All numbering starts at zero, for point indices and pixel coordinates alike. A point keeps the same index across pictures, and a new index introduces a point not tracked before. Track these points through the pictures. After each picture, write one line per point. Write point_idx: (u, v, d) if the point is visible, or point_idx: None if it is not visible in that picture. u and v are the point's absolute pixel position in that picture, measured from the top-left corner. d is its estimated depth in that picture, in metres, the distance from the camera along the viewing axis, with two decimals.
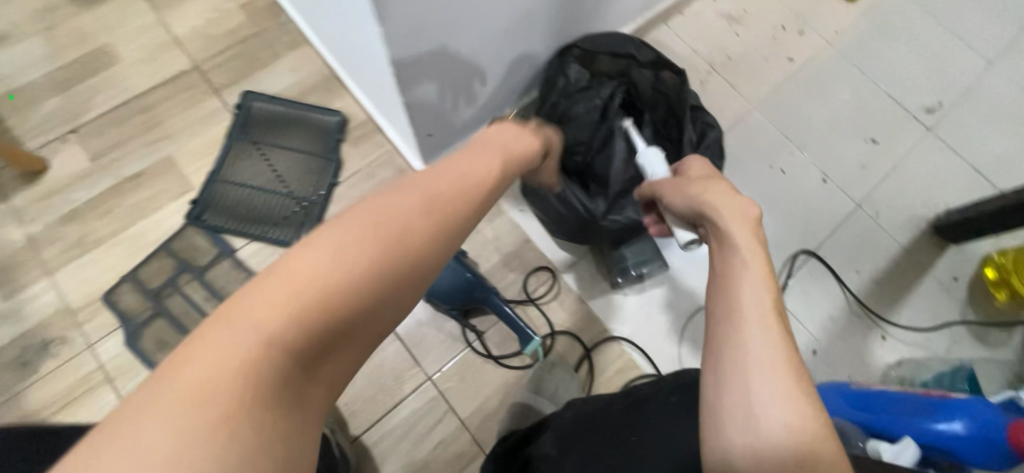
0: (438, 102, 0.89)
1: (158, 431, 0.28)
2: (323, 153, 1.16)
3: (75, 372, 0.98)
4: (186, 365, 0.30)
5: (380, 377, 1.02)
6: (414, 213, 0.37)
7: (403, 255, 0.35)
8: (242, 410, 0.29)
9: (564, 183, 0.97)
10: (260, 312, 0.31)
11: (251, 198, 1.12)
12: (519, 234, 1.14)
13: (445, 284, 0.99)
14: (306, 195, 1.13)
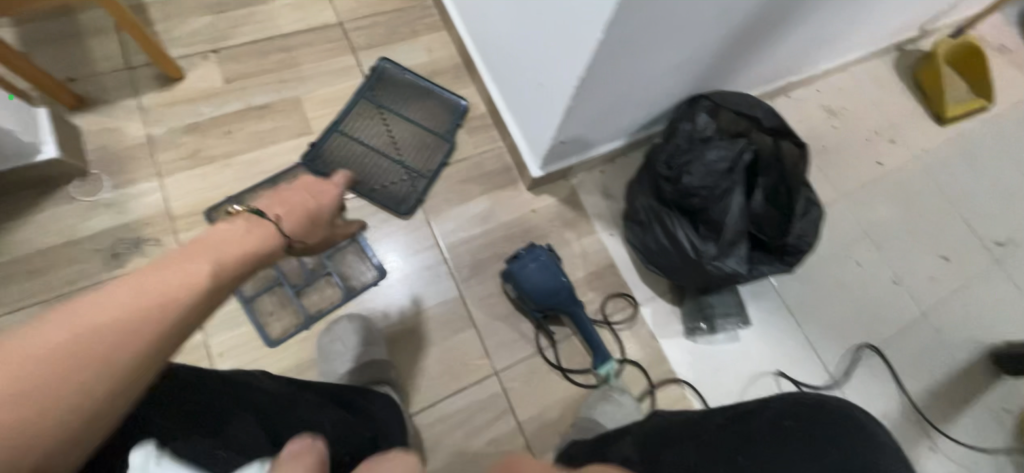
0: (591, 113, 0.94)
1: (35, 344, 0.36)
2: (441, 132, 1.20)
3: None
4: (58, 319, 0.38)
5: (445, 361, 1.03)
6: (199, 259, 0.50)
7: (207, 283, 0.48)
8: (60, 381, 0.36)
9: (674, 220, 1.03)
10: (114, 295, 0.41)
11: (365, 156, 1.15)
12: (607, 258, 1.18)
13: (540, 287, 1.01)
14: (417, 167, 1.17)
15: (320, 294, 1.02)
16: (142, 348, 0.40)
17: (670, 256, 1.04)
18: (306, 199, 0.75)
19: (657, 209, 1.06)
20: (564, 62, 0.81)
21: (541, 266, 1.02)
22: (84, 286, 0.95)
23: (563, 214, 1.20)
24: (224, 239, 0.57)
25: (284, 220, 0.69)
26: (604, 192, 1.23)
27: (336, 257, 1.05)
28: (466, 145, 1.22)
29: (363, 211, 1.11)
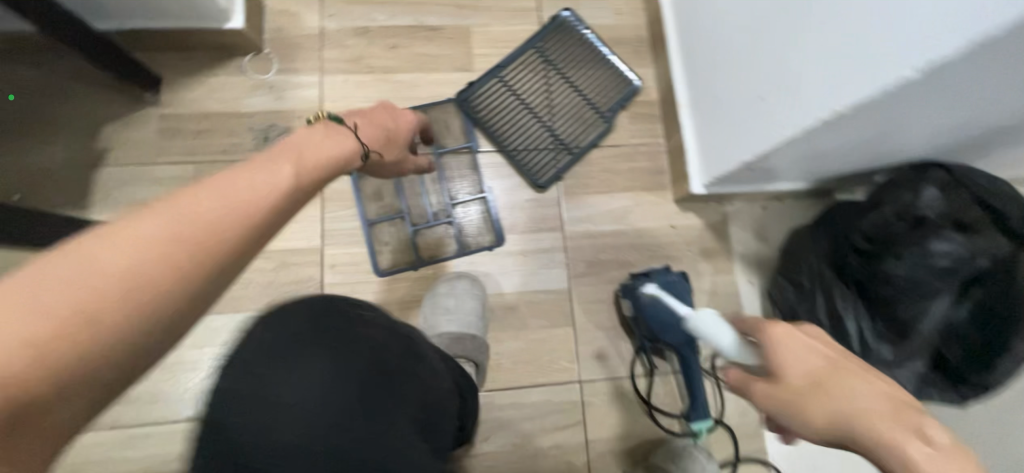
0: (813, 150, 0.77)
1: (108, 265, 0.35)
2: (603, 110, 1.08)
3: None
4: (131, 229, 0.37)
5: (534, 350, 0.98)
6: (279, 163, 0.48)
7: (279, 200, 0.45)
8: (140, 294, 0.36)
9: (846, 300, 0.87)
10: (193, 211, 0.39)
11: (518, 112, 1.06)
12: (736, 305, 1.04)
13: (662, 317, 0.90)
14: (567, 141, 1.06)
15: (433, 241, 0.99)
16: (217, 277, 0.40)
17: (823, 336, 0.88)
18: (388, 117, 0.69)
19: (829, 278, 0.89)
20: (808, 94, 0.66)
21: (672, 295, 0.91)
22: (233, 160, 0.98)
23: (704, 240, 1.06)
24: (306, 147, 0.54)
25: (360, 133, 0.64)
26: (756, 233, 1.08)
27: (458, 210, 1.01)
28: (623, 132, 1.09)
29: (499, 169, 1.04)
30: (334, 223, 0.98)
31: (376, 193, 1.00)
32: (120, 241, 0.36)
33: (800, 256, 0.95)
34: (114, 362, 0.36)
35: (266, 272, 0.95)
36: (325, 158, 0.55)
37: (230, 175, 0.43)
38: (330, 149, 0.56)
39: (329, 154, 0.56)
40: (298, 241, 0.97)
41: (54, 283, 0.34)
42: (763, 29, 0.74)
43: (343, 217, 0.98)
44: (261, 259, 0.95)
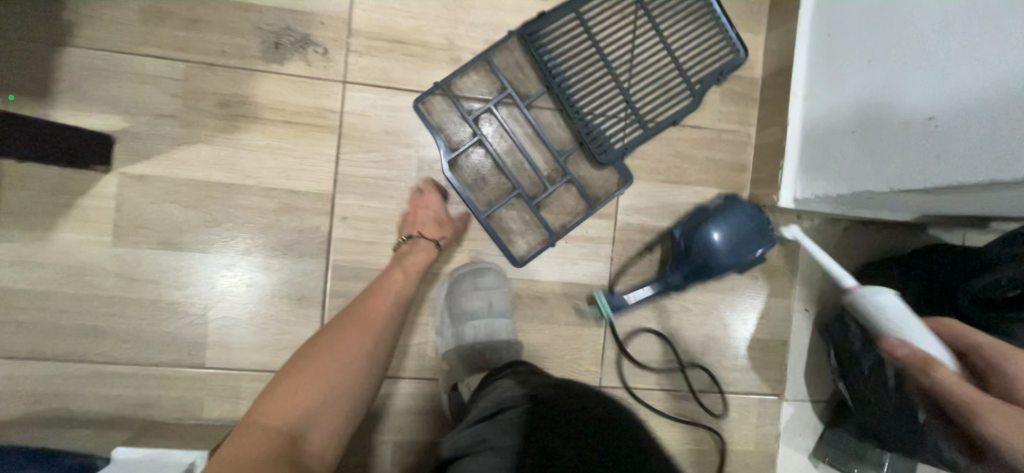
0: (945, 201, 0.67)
1: (251, 444, 0.51)
2: (693, 79, 0.87)
3: (314, 98, 0.80)
4: (281, 390, 0.58)
5: (557, 347, 0.88)
6: (345, 337, 0.63)
7: (331, 382, 0.59)
8: (285, 444, 0.53)
9: None
10: (301, 374, 0.59)
11: (591, 66, 0.86)
12: (783, 331, 0.94)
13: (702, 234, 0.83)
14: (642, 112, 0.87)
15: (554, 210, 0.87)
16: (306, 451, 0.54)
17: (885, 395, 0.79)
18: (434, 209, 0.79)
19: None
20: None
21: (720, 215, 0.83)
22: (234, 66, 0.79)
23: (768, 256, 0.93)
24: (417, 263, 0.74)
25: (426, 235, 0.77)
26: (826, 257, 0.95)
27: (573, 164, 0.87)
28: (709, 112, 0.90)
29: (554, 135, 0.87)
30: (351, 168, 0.82)
31: (477, 178, 0.85)
32: (282, 404, 0.56)
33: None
34: (328, 452, 0.57)
35: (266, 213, 0.80)
36: (385, 306, 0.68)
37: (325, 345, 0.62)
38: (390, 296, 0.69)
39: (408, 272, 0.73)
40: (306, 182, 0.81)
41: (246, 437, 0.52)
42: (906, 69, 0.64)
43: (362, 162, 0.82)
44: (260, 197, 0.80)
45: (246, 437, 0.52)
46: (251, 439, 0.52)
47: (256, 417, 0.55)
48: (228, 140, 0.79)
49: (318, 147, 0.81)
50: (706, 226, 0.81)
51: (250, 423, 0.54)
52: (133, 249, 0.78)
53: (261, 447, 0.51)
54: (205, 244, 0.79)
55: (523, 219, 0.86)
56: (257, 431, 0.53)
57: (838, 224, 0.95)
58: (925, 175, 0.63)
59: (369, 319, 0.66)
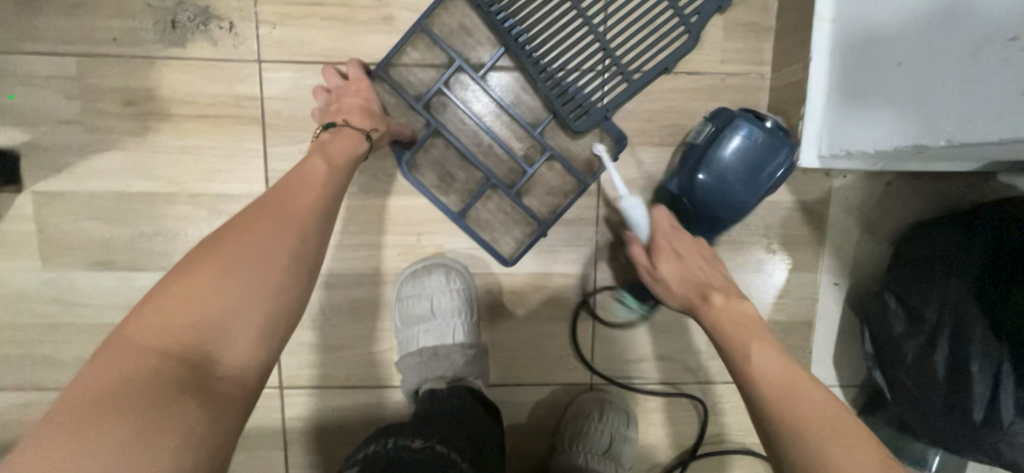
0: None
1: (102, 382, 0.37)
2: (684, 10, 0.68)
3: (227, 85, 0.69)
4: (152, 312, 0.41)
5: (540, 344, 0.78)
6: (243, 236, 0.45)
7: (228, 288, 0.42)
8: (159, 383, 0.37)
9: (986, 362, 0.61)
10: (191, 291, 0.42)
11: (554, 11, 0.69)
12: (807, 310, 0.80)
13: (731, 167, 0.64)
14: (624, 61, 0.69)
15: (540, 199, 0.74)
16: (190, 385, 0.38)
17: (931, 393, 0.65)
18: (363, 99, 0.63)
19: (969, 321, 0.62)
20: None
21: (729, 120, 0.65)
22: (132, 56, 0.68)
23: (787, 223, 0.78)
24: (332, 141, 0.57)
25: (350, 123, 0.60)
26: (861, 219, 0.78)
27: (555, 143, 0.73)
28: (709, 51, 0.72)
29: (519, 103, 0.72)
30: (283, 162, 0.71)
31: (443, 175, 0.72)
32: (154, 329, 0.40)
33: (923, 281, 0.66)
34: (247, 373, 0.42)
35: (197, 223, 0.72)
36: (291, 197, 0.49)
37: (229, 251, 0.44)
38: (302, 189, 0.50)
39: (326, 169, 0.53)
40: (234, 184, 0.71)
41: (110, 367, 0.38)
42: (945, 26, 0.48)
43: (294, 155, 0.71)
44: (188, 205, 0.71)
45: (97, 375, 0.37)
46: (112, 374, 0.37)
47: (108, 350, 0.39)
48: (141, 143, 0.69)
49: (242, 142, 0.70)
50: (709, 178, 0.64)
51: (105, 360, 0.39)
52: (65, 273, 0.72)
53: (121, 388, 0.37)
54: (139, 262, 0.72)
55: (504, 217, 0.74)
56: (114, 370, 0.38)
57: (879, 178, 0.77)
58: (1018, 114, 0.43)
59: (290, 211, 0.48)
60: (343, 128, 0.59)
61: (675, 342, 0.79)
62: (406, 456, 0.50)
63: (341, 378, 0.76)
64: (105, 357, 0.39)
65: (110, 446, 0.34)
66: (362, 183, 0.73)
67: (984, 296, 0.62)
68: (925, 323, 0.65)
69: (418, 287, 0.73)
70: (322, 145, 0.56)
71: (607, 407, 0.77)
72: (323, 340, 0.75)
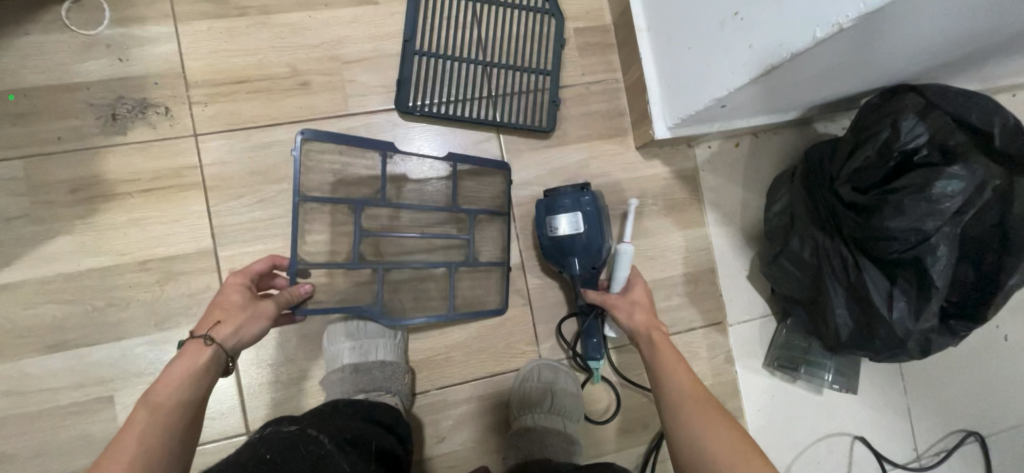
0: (784, 85, 0.68)
1: None
2: (551, 29, 0.90)
3: (167, 159, 0.79)
4: None
5: (489, 336, 0.86)
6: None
7: None
8: None
9: (807, 239, 0.80)
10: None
11: (471, 76, 0.87)
12: (710, 258, 0.94)
13: (578, 244, 0.77)
14: (545, 66, 0.90)
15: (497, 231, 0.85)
16: None
17: (799, 285, 0.84)
18: (238, 298, 0.60)
19: (833, 246, 0.77)
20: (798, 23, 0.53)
21: (550, 209, 0.78)
22: (76, 150, 0.76)
23: (671, 189, 0.93)
24: (176, 360, 0.54)
25: (234, 300, 0.60)
26: (734, 179, 0.96)
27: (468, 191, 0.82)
28: (572, 68, 0.91)
29: (472, 135, 0.88)
30: (226, 217, 0.80)
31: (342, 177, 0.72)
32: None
33: (792, 218, 0.84)
34: None
35: (147, 288, 0.77)
36: (164, 388, 0.51)
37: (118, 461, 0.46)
38: (170, 376, 0.52)
39: (187, 373, 0.53)
40: (181, 246, 0.78)
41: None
42: (696, 8, 0.68)
43: (236, 209, 0.80)
44: (136, 273, 0.77)
45: None
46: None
47: None
48: (88, 225, 0.76)
49: (186, 206, 0.79)
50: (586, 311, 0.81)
51: None
52: (16, 362, 0.74)
53: None
54: (93, 337, 0.76)
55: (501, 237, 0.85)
56: None
57: (729, 142, 0.95)
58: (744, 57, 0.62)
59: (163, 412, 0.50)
60: (194, 338, 0.55)
61: None
62: (276, 437, 0.50)
63: (306, 410, 0.80)
64: None
65: None
66: None
67: (831, 222, 0.78)
68: (802, 255, 0.81)
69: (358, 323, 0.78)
70: (188, 354, 0.54)
71: (544, 368, 0.84)
72: (284, 375, 0.80)
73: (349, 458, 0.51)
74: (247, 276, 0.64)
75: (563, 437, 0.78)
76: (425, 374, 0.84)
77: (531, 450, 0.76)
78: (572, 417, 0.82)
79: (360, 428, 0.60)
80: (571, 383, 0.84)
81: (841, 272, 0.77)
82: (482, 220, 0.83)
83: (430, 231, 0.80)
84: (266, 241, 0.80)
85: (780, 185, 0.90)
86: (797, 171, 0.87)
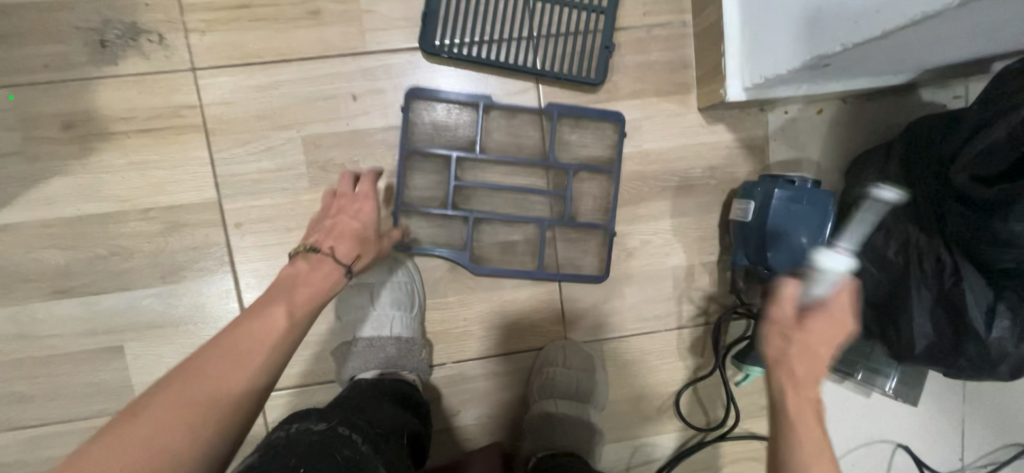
0: (913, 44, 0.52)
1: None
2: None
3: (164, 95, 0.70)
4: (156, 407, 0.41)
5: (514, 312, 0.79)
6: (234, 350, 0.45)
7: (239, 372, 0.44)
8: None
9: (893, 232, 0.68)
10: (178, 394, 0.41)
11: (510, 12, 0.74)
12: None
13: (780, 235, 0.70)
14: (598, 1, 0.75)
15: (597, 188, 0.78)
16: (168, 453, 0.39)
17: (872, 285, 0.73)
18: (358, 225, 0.60)
19: (928, 246, 0.65)
20: None
21: (755, 190, 0.74)
22: (64, 81, 0.68)
23: (735, 161, 0.80)
24: (297, 273, 0.54)
25: (354, 227, 0.60)
26: (813, 153, 0.81)
27: (568, 142, 0.77)
28: (631, 6, 0.76)
29: (508, 84, 0.76)
30: (232, 166, 0.72)
31: (440, 129, 0.75)
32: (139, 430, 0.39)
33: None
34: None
35: (151, 238, 0.72)
36: (276, 307, 0.49)
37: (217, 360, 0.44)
38: (286, 296, 0.50)
39: (311, 286, 0.53)
40: (184, 194, 0.72)
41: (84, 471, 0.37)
42: None
43: (242, 157, 0.72)
44: (140, 221, 0.72)
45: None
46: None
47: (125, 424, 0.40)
48: (85, 166, 0.70)
49: (187, 151, 0.71)
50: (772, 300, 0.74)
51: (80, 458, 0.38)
52: (24, 306, 0.71)
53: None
54: (99, 285, 0.72)
55: (551, 201, 0.78)
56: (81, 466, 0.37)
57: (811, 108, 0.80)
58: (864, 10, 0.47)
59: (269, 330, 0.47)
60: (321, 256, 0.56)
61: (647, 291, 0.81)
62: (306, 439, 0.45)
63: (318, 374, 0.76)
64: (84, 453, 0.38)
65: None
66: (312, 176, 0.73)
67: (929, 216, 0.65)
68: (883, 252, 0.69)
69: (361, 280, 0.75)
70: (306, 267, 0.55)
71: (571, 352, 0.78)
72: None
73: (382, 460, 0.49)
74: (370, 193, 0.62)
75: (588, 429, 0.73)
76: (443, 346, 0.79)
77: (553, 440, 0.71)
78: (595, 406, 0.77)
79: (386, 419, 0.57)
80: (599, 370, 0.78)
81: (932, 277, 0.65)
82: (582, 177, 0.78)
83: (526, 185, 0.77)
84: (274, 194, 0.73)
85: (869, 165, 0.76)
86: (894, 150, 0.72)
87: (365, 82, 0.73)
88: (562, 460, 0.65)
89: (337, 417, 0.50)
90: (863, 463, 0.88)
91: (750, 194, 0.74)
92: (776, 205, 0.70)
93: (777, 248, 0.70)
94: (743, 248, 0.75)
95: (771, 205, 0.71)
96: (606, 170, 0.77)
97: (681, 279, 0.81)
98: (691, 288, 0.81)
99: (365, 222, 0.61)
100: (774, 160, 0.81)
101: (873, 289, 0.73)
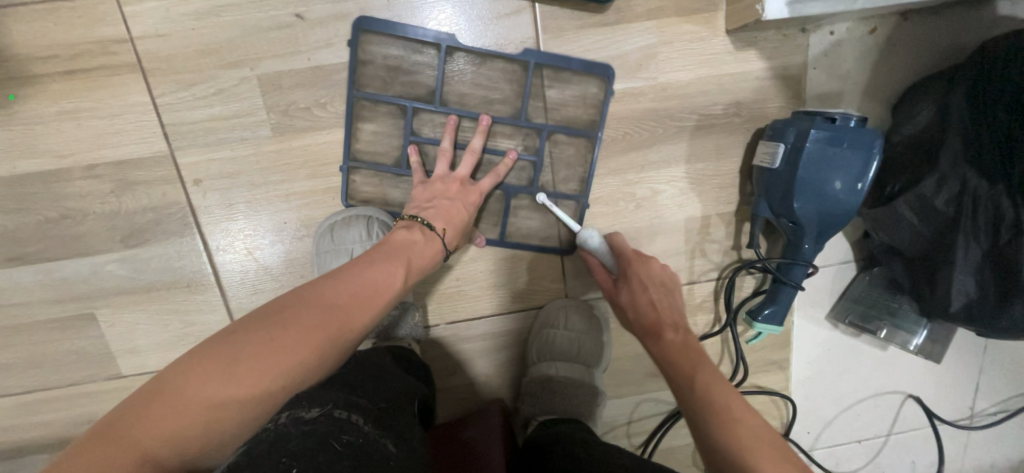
0: None
1: (201, 388, 0.36)
2: None
3: (87, 28, 0.60)
4: (283, 314, 0.41)
5: (511, 270, 0.73)
6: (348, 291, 0.45)
7: (350, 316, 0.43)
8: (269, 382, 0.38)
9: (951, 180, 0.58)
10: (228, 358, 0.38)
11: None
12: None
13: (813, 183, 0.61)
14: None
15: (574, 152, 0.67)
16: (281, 368, 0.39)
17: (912, 237, 0.64)
18: (460, 204, 0.61)
19: (989, 195, 0.56)
20: None
21: (794, 122, 0.63)
22: None
23: (765, 93, 0.69)
24: (413, 243, 0.54)
25: (459, 193, 0.62)
26: (859, 82, 0.69)
27: (545, 100, 0.65)
28: None
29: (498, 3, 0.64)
30: (179, 112, 0.62)
31: (394, 72, 0.63)
32: (185, 394, 0.36)
33: (934, 149, 0.60)
34: (273, 384, 0.38)
35: (102, 198, 0.64)
36: (359, 284, 0.46)
37: (272, 332, 0.40)
38: (367, 275, 0.47)
39: (413, 257, 0.52)
40: (131, 147, 0.63)
41: (178, 378, 0.37)
42: None
43: (190, 102, 0.62)
44: (88, 179, 0.63)
45: (225, 366, 0.37)
46: None
47: (254, 322, 0.41)
48: (12, 117, 0.61)
49: (125, 96, 0.61)
50: (790, 253, 0.67)
51: (210, 345, 0.39)
52: None
53: (247, 376, 0.37)
54: (55, 251, 0.66)
55: (525, 163, 0.67)
56: (210, 353, 0.38)
57: (862, 26, 0.67)
58: None
59: (338, 310, 0.43)
60: (434, 234, 0.56)
61: (656, 245, 0.73)
62: (296, 433, 0.37)
63: None
64: (211, 343, 0.39)
65: (258, 389, 0.38)
66: (274, 123, 0.63)
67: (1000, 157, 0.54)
68: (933, 201, 0.60)
69: (336, 242, 0.63)
70: (401, 243, 0.53)
71: (571, 312, 0.73)
72: None
73: (390, 435, 0.43)
74: (464, 178, 0.63)
75: (589, 391, 0.70)
76: (436, 307, 0.73)
77: (555, 405, 0.69)
78: (597, 366, 0.74)
79: (389, 389, 0.51)
80: (601, 330, 0.74)
81: (985, 229, 0.57)
82: (558, 139, 0.67)
83: (493, 146, 0.67)
84: (234, 145, 0.64)
85: (927, 94, 0.64)
86: (960, 77, 0.60)
87: (324, 5, 0.61)
88: (562, 427, 0.63)
89: (330, 400, 0.42)
90: (876, 415, 0.85)
91: (781, 135, 0.64)
92: (816, 143, 0.60)
93: (806, 195, 0.61)
94: (764, 193, 0.66)
95: (808, 144, 0.60)
96: (587, 132, 0.67)
97: (694, 231, 0.73)
98: (705, 242, 0.74)
99: (471, 191, 0.63)
100: (814, 89, 0.69)
101: (915, 244, 0.64)
